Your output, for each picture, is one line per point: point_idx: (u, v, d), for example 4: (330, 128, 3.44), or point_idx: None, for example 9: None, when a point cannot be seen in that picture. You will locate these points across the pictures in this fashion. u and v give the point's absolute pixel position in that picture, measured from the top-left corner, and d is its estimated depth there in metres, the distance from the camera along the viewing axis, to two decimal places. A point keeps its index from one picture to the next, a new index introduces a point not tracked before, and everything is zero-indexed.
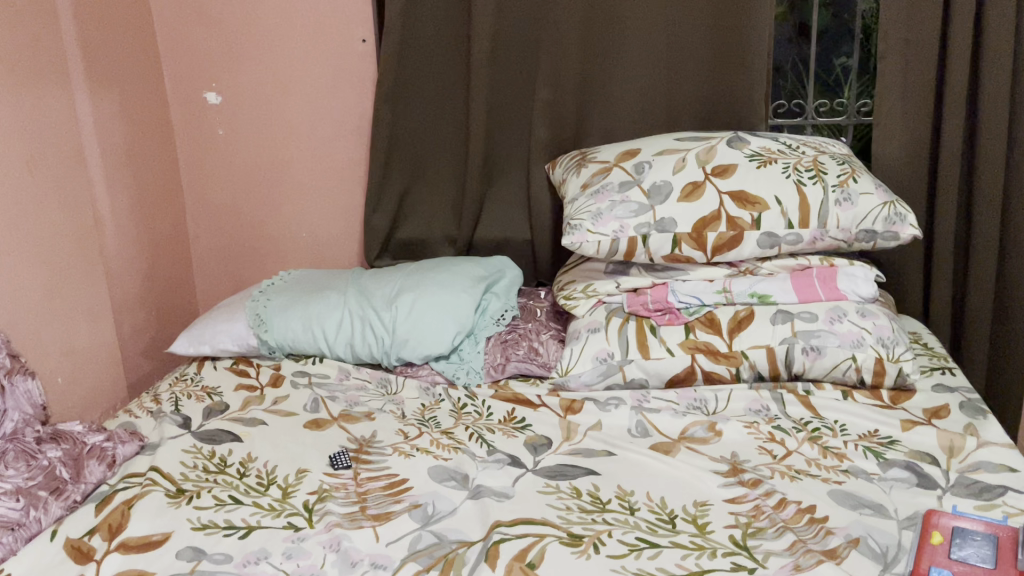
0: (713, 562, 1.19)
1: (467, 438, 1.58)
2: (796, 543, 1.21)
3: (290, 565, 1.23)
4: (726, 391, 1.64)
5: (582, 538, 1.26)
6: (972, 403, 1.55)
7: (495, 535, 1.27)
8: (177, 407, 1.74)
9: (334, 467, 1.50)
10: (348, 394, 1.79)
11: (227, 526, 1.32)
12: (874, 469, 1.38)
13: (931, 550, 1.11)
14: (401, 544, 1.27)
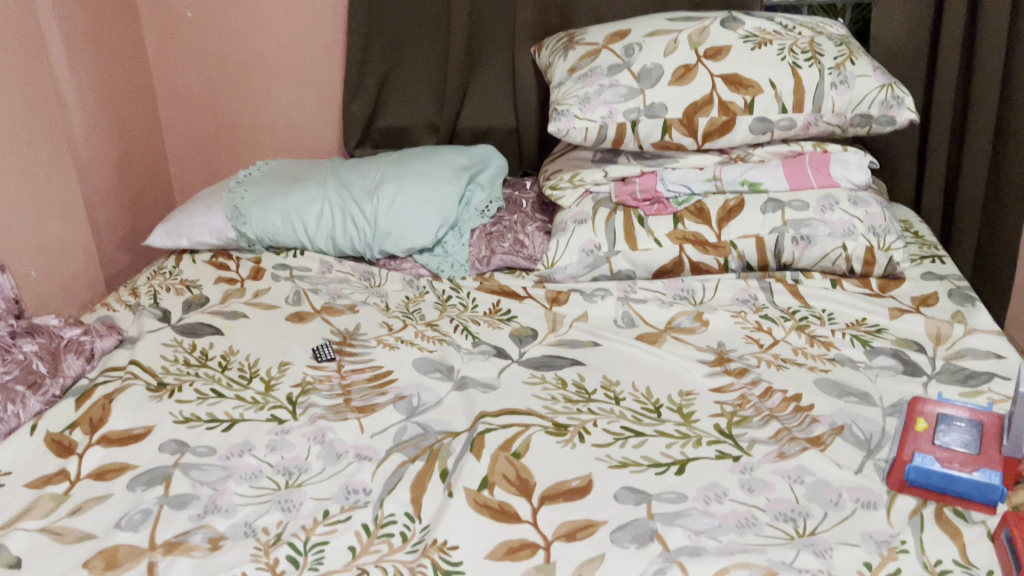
0: (698, 450, 1.19)
1: (452, 330, 1.56)
2: (781, 431, 1.21)
3: (274, 458, 1.22)
4: (714, 281, 1.62)
5: (568, 428, 1.25)
6: (961, 291, 1.55)
7: (481, 426, 1.26)
8: (156, 300, 1.71)
9: (318, 360, 1.48)
10: (331, 287, 1.76)
11: (210, 419, 1.31)
12: (860, 357, 1.38)
13: (916, 436, 1.10)
14: (387, 436, 1.26)
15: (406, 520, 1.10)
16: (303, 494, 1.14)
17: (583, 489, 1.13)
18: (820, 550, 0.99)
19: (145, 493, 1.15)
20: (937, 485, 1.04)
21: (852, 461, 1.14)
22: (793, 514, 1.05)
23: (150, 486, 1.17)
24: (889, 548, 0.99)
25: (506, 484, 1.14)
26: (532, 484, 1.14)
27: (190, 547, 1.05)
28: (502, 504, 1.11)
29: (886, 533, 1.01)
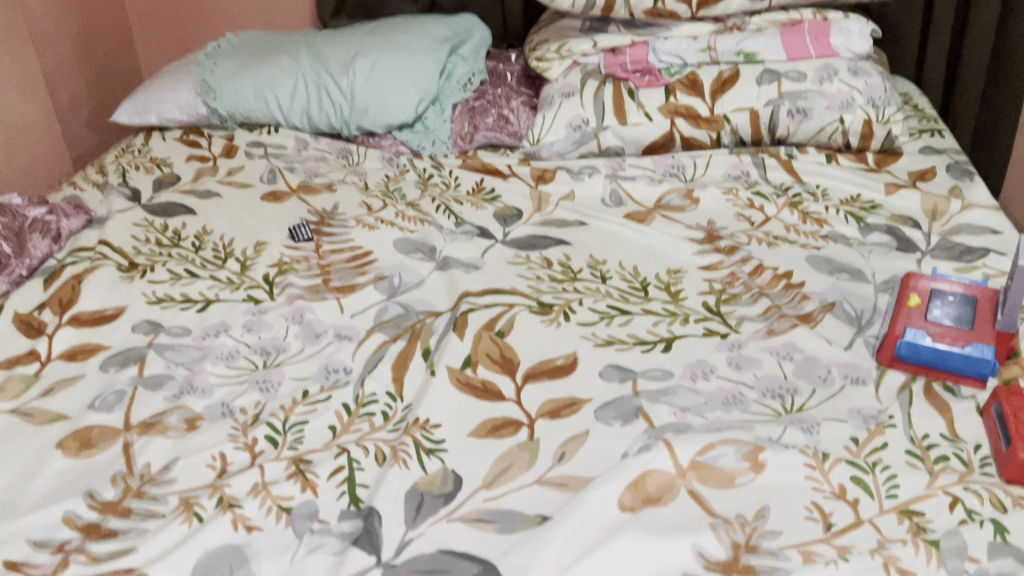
0: (685, 328, 1.16)
1: (434, 210, 1.51)
2: (771, 308, 1.18)
3: (251, 338, 1.19)
4: (706, 157, 1.56)
5: (552, 308, 1.22)
6: (960, 166, 1.49)
7: (464, 306, 1.23)
8: (125, 180, 1.64)
9: (295, 240, 1.43)
10: (307, 165, 1.69)
11: (185, 300, 1.27)
12: (853, 235, 1.34)
13: (908, 312, 1.08)
14: (367, 316, 1.23)
15: (388, 399, 1.07)
16: (282, 375, 1.11)
17: (568, 368, 1.10)
18: (808, 426, 0.96)
19: (119, 374, 1.12)
20: (927, 360, 1.03)
21: (842, 337, 1.12)
22: (781, 391, 1.04)
23: (124, 367, 1.13)
24: (876, 423, 0.97)
25: (489, 363, 1.12)
26: (516, 363, 1.12)
27: (166, 427, 1.02)
28: (485, 383, 1.08)
29: (874, 409, 1.00)
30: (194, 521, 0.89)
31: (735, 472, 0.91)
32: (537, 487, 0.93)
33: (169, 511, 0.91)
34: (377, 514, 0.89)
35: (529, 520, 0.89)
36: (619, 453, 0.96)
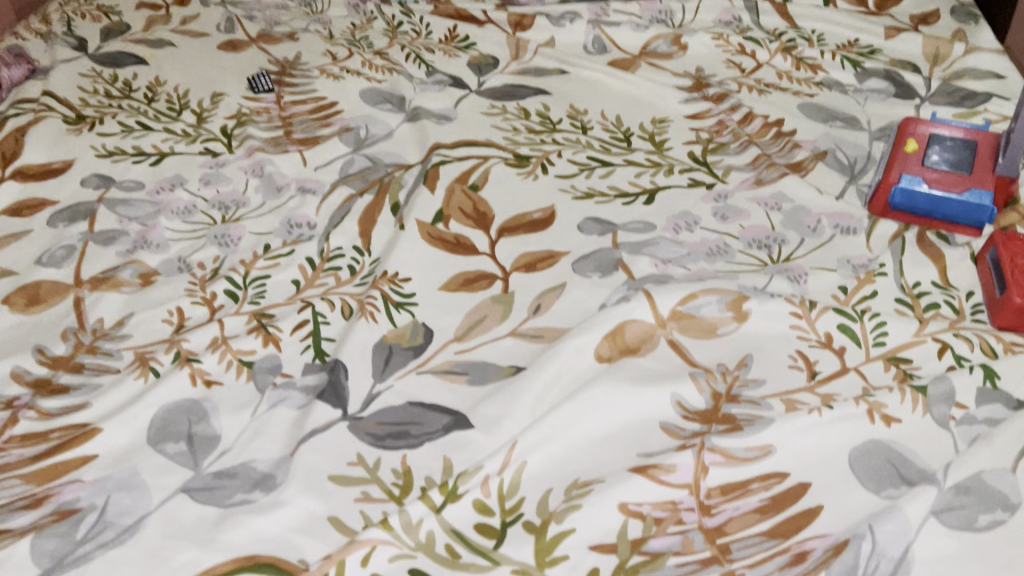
0: (669, 180, 1.10)
1: (403, 59, 1.40)
2: (760, 158, 1.12)
3: (209, 192, 1.12)
4: (695, 2, 1.46)
5: (529, 160, 1.15)
6: (964, 8, 1.41)
7: (435, 158, 1.15)
8: (70, 29, 1.51)
9: (255, 91, 1.34)
10: (268, 13, 1.56)
11: (137, 154, 1.19)
12: (849, 81, 1.26)
13: (904, 158, 1.02)
14: (332, 169, 1.16)
15: (355, 254, 1.01)
16: (241, 229, 1.05)
17: (545, 221, 1.04)
18: (795, 276, 0.92)
19: (68, 229, 1.06)
20: (921, 208, 0.98)
21: (834, 187, 1.07)
22: (768, 241, 0.99)
23: (73, 222, 1.07)
24: (866, 271, 0.93)
25: (462, 217, 1.05)
26: (491, 216, 1.05)
27: (119, 283, 0.97)
28: (458, 238, 1.02)
29: (865, 258, 0.95)
30: (150, 376, 0.84)
31: (717, 322, 0.87)
32: (511, 340, 0.89)
33: (124, 367, 0.86)
34: (343, 367, 0.85)
35: (502, 372, 0.85)
36: (597, 305, 0.92)
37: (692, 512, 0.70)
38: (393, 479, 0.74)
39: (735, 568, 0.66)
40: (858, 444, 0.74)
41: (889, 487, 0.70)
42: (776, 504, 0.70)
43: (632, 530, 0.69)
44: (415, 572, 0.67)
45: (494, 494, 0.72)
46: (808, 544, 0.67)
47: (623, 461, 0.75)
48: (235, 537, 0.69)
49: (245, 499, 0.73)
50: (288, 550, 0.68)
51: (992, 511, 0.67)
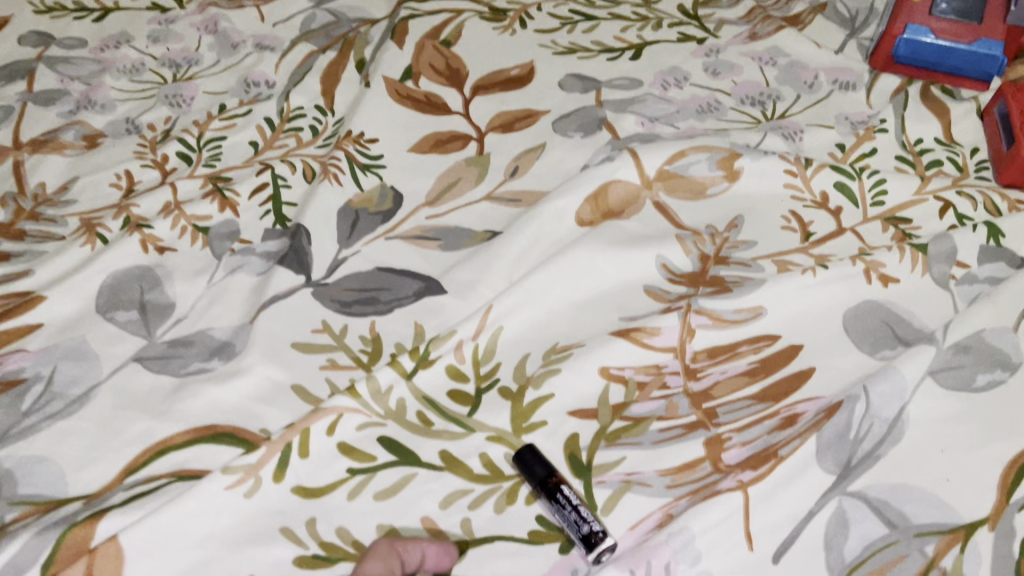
0: (657, 34, 1.02)
1: None
2: (755, 11, 1.04)
3: (158, 50, 1.03)
4: None
5: (506, 14, 1.06)
6: None
7: (403, 13, 1.06)
8: None
9: None
10: None
11: (78, 9, 1.09)
12: None
13: (908, 8, 0.91)
14: (292, 25, 1.07)
15: (317, 114, 0.94)
16: (194, 88, 0.97)
17: (523, 78, 0.96)
18: (790, 133, 0.86)
19: (5, 90, 0.97)
20: (927, 60, 0.91)
21: (834, 42, 0.99)
22: (762, 98, 0.92)
23: (10, 82, 0.98)
24: (866, 128, 0.87)
25: (433, 75, 0.97)
26: (464, 74, 0.97)
27: (62, 146, 0.90)
28: (429, 97, 0.94)
29: (865, 114, 0.89)
30: (97, 244, 0.78)
31: (707, 182, 0.81)
32: (487, 204, 0.82)
33: (69, 234, 0.80)
34: (305, 233, 0.78)
35: (477, 238, 0.79)
36: (580, 166, 0.85)
37: (677, 377, 0.67)
38: (361, 347, 0.70)
39: (722, 432, 0.63)
40: (853, 305, 0.70)
41: (885, 348, 0.67)
42: (765, 367, 0.67)
43: (613, 395, 0.66)
44: (384, 440, 0.63)
45: (468, 360, 0.68)
46: (798, 407, 0.63)
47: (604, 325, 0.71)
48: (192, 406, 0.65)
49: (203, 369, 0.68)
50: (249, 420, 0.64)
51: (990, 371, 0.64)
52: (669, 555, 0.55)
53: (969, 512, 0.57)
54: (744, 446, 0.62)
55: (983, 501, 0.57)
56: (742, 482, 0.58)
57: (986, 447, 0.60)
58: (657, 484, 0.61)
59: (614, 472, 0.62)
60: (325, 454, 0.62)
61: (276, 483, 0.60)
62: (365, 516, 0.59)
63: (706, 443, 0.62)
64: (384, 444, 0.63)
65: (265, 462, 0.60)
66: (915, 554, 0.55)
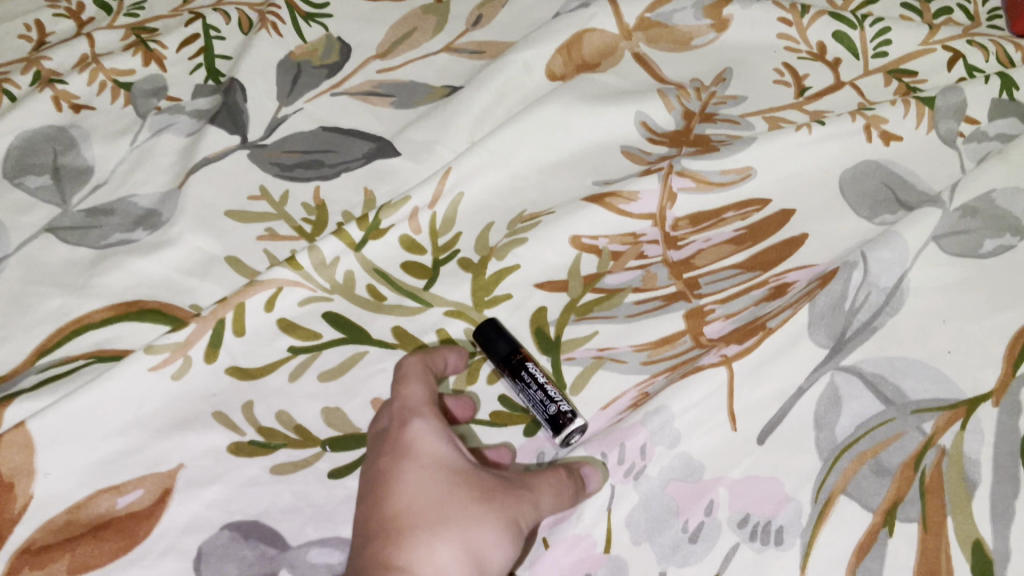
0: None
1: None
2: None
3: None
4: None
5: None
6: None
7: None
8: None
9: None
10: None
11: None
12: None
13: None
14: None
15: None
16: None
17: None
18: None
19: None
20: None
21: None
22: None
23: None
24: None
25: None
26: None
27: None
28: None
29: None
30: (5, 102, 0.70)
31: (692, 31, 0.73)
32: (446, 57, 0.73)
33: None
34: (239, 88, 0.69)
35: (435, 94, 0.70)
36: (551, 15, 0.76)
37: (656, 246, 0.60)
38: (304, 216, 0.62)
39: (704, 304, 0.57)
40: (851, 165, 0.63)
41: (885, 213, 0.60)
42: (754, 234, 0.60)
43: (585, 266, 0.60)
44: (330, 317, 0.57)
45: (425, 230, 0.60)
46: (788, 277, 0.58)
47: (576, 190, 0.64)
48: (113, 279, 0.57)
49: (126, 239, 0.60)
50: (178, 295, 0.57)
51: (1000, 236, 0.57)
52: (645, 437, 0.51)
53: (972, 387, 0.51)
54: (727, 319, 0.56)
55: (987, 375, 0.51)
56: (725, 357, 0.53)
57: (993, 316, 0.53)
58: (631, 361, 0.55)
59: (585, 347, 0.56)
60: (264, 333, 0.55)
61: (208, 364, 0.53)
62: (308, 399, 0.53)
63: (687, 316, 0.56)
64: (329, 320, 0.56)
65: (195, 340, 0.53)
66: (912, 433, 0.50)
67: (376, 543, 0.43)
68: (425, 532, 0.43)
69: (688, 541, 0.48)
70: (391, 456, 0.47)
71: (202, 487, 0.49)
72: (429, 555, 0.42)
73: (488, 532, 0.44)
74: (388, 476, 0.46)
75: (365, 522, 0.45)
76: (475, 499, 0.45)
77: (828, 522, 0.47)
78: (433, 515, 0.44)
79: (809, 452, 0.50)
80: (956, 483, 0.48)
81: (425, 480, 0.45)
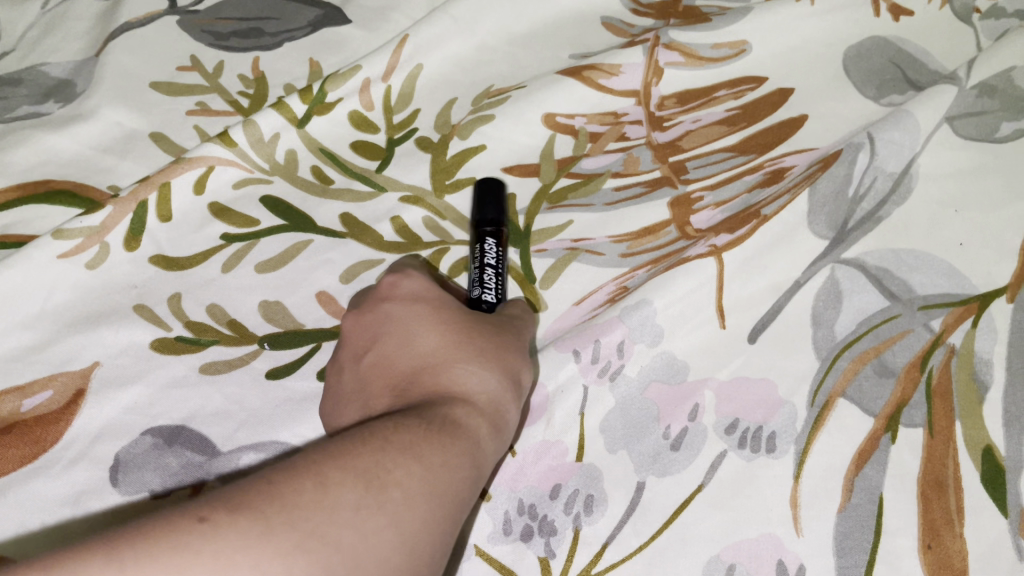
0: None
1: None
2: None
3: None
4: None
5: None
6: None
7: None
8: None
9: None
10: None
11: None
12: None
13: None
14: None
15: None
16: None
17: None
18: None
19: None
20: None
21: None
22: None
23: None
24: None
25: None
26: None
27: None
28: None
29: None
30: None
31: None
32: None
33: None
34: None
35: None
36: None
37: (639, 127, 0.54)
38: (240, 88, 0.55)
39: (692, 192, 0.51)
40: (857, 40, 0.56)
41: (893, 93, 0.54)
42: (747, 115, 0.54)
43: (559, 148, 0.53)
44: (269, 202, 0.50)
45: (378, 105, 0.54)
46: (786, 161, 0.51)
47: (550, 65, 0.57)
48: (17, 156, 0.50)
49: (34, 113, 0.53)
50: (94, 174, 0.50)
51: (1018, 118, 0.50)
52: (624, 334, 0.46)
53: (984, 280, 0.45)
54: (718, 208, 0.50)
55: (1002, 269, 0.46)
56: (715, 247, 0.47)
57: (1009, 206, 0.47)
58: (609, 253, 0.49)
59: (558, 239, 0.50)
60: (192, 219, 0.49)
61: (128, 252, 0.47)
62: (243, 292, 0.47)
63: (672, 204, 0.50)
64: (268, 206, 0.50)
65: (114, 226, 0.47)
66: (918, 330, 0.45)
67: (412, 384, 0.39)
68: (462, 358, 0.39)
69: (670, 448, 0.43)
70: (391, 310, 0.42)
71: (120, 389, 0.43)
72: (480, 382, 0.38)
73: (516, 359, 0.41)
74: (403, 326, 0.41)
75: (384, 375, 0.40)
76: (498, 336, 0.41)
77: (825, 427, 0.42)
78: (464, 345, 0.40)
79: (806, 351, 0.45)
80: (966, 385, 0.43)
81: (441, 318, 0.41)
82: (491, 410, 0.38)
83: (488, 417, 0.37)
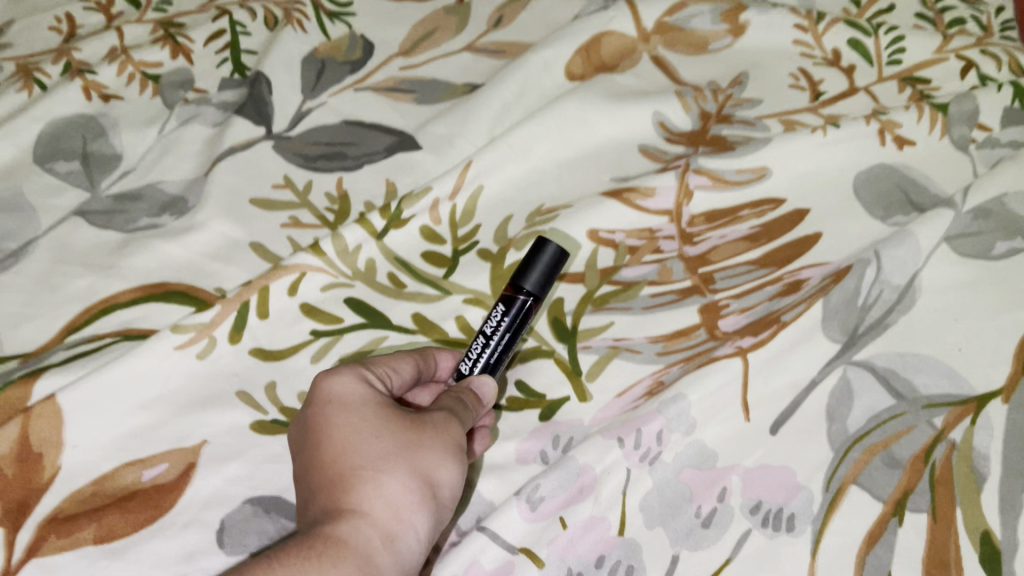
0: None
1: None
2: None
3: None
4: None
5: None
6: None
7: None
8: None
9: None
10: None
11: None
12: None
13: None
14: None
15: None
16: None
17: None
18: None
19: None
20: None
21: None
22: None
23: None
24: None
25: None
26: None
27: None
28: None
29: None
30: (36, 91, 0.68)
31: (710, 36, 0.73)
32: (468, 56, 0.73)
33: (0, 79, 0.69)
34: (265, 81, 0.69)
35: (455, 92, 0.71)
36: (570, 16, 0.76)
37: (672, 241, 0.61)
38: (327, 205, 0.64)
39: (719, 299, 0.58)
40: (866, 167, 0.63)
41: (898, 214, 0.61)
42: (768, 232, 0.61)
43: (602, 259, 0.61)
44: (352, 302, 0.58)
45: (445, 221, 0.62)
46: (803, 274, 0.58)
47: (593, 186, 0.65)
48: (139, 262, 0.59)
49: (153, 225, 0.62)
50: (202, 278, 0.59)
51: (1012, 238, 0.57)
52: (661, 424, 0.52)
53: (982, 382, 0.51)
54: (743, 313, 0.57)
55: (998, 372, 0.52)
56: (741, 349, 0.54)
57: (1004, 316, 0.53)
58: (647, 352, 0.56)
59: (602, 337, 0.57)
60: (287, 315, 0.56)
61: (232, 345, 0.55)
62: None
63: (702, 310, 0.57)
64: (351, 306, 0.58)
65: (220, 322, 0.55)
66: (923, 426, 0.51)
67: (322, 491, 0.44)
68: (365, 472, 0.44)
69: (701, 526, 0.49)
70: (315, 409, 0.47)
71: (224, 462, 0.50)
72: (377, 491, 0.43)
73: (426, 459, 0.45)
74: (321, 428, 0.46)
75: (307, 475, 0.46)
76: (404, 433, 0.46)
77: (839, 511, 0.48)
78: (366, 451, 0.44)
79: (822, 442, 0.51)
80: (966, 476, 0.49)
81: (351, 424, 0.46)
82: (388, 519, 0.43)
83: (383, 528, 0.43)
